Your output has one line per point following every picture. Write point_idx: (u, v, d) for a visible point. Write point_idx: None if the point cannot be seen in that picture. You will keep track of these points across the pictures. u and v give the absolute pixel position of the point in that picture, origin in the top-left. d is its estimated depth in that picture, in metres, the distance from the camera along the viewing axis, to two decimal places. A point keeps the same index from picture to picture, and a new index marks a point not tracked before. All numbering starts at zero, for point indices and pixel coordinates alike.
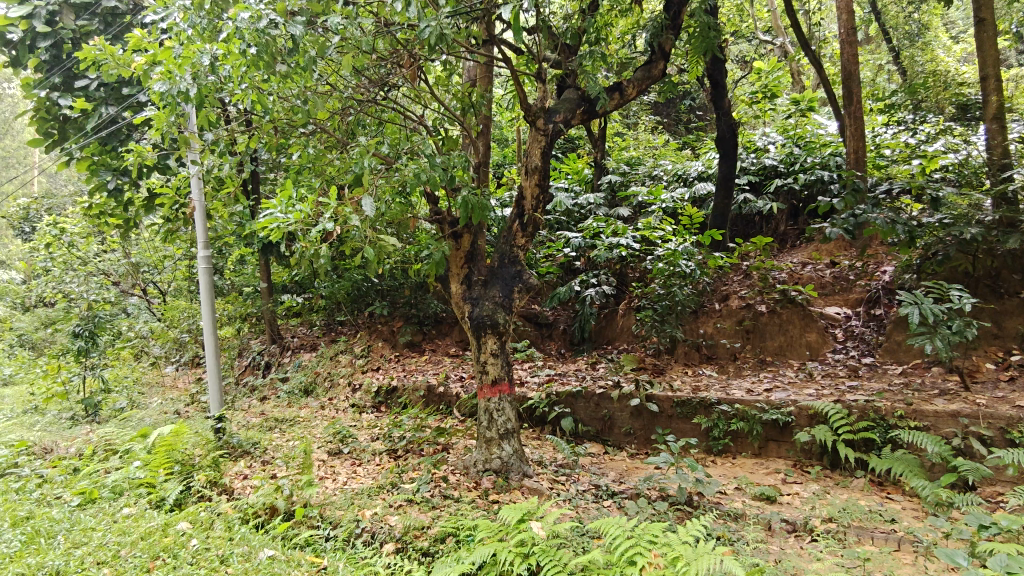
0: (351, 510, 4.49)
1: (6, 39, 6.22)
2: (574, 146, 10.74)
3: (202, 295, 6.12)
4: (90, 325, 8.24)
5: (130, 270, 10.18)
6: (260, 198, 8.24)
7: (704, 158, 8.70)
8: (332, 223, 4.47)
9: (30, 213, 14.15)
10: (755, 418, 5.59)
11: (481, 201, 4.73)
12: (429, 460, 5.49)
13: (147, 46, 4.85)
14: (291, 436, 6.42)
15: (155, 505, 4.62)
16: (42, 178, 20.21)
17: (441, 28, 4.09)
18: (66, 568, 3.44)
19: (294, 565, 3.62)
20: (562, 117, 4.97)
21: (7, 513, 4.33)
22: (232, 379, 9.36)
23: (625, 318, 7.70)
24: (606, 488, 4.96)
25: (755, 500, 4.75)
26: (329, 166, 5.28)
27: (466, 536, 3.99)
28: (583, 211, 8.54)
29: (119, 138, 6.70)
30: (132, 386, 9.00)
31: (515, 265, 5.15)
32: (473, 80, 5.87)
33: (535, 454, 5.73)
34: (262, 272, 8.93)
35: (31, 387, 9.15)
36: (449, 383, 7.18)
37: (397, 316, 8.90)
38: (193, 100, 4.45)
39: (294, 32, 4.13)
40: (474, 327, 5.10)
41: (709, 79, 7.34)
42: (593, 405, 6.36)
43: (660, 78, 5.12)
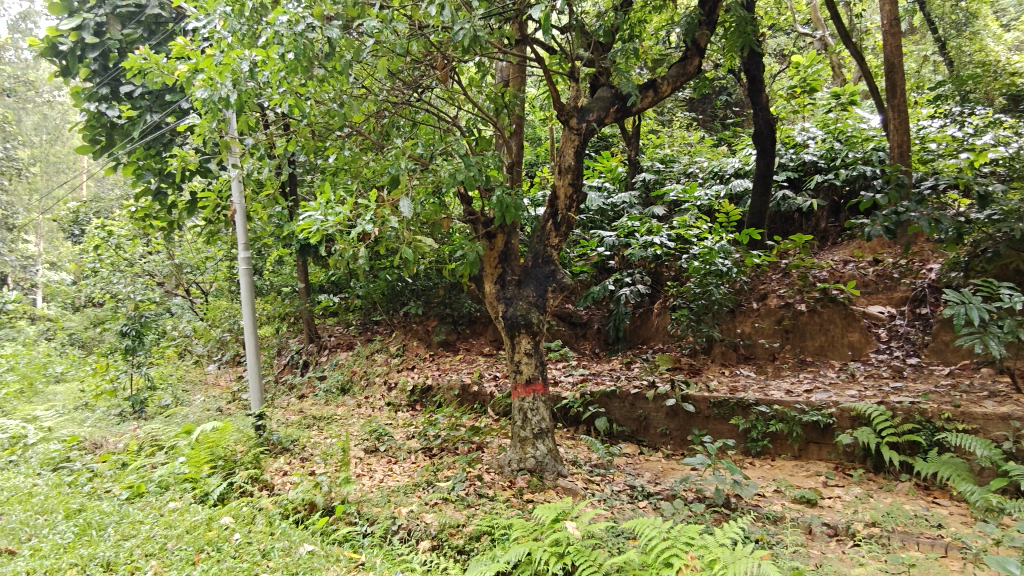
0: (387, 507, 4.56)
1: (58, 50, 6.48)
2: (607, 145, 10.66)
3: (243, 295, 6.27)
4: (136, 324, 8.53)
5: (174, 270, 10.53)
6: (298, 199, 8.40)
7: (741, 155, 8.53)
8: (369, 224, 4.55)
9: (81, 216, 14.69)
10: (795, 419, 5.48)
11: (515, 200, 4.73)
12: (463, 459, 5.53)
13: (190, 53, 4.99)
14: (329, 434, 6.54)
15: (199, 499, 4.77)
16: (91, 183, 20.91)
17: (474, 30, 4.11)
18: (116, 560, 3.58)
19: (333, 560, 3.69)
20: (595, 116, 4.92)
21: (60, 506, 4.51)
22: (271, 377, 9.56)
23: (660, 318, 7.63)
24: (642, 489, 4.92)
25: (795, 503, 4.66)
26: (365, 168, 5.37)
27: (500, 535, 4.00)
28: (617, 210, 8.45)
29: (164, 142, 6.98)
30: (177, 383, 9.28)
31: (549, 264, 5.14)
32: (506, 79, 5.87)
33: (570, 454, 5.72)
34: (300, 273, 9.10)
35: (82, 383, 9.50)
36: (483, 382, 7.21)
37: (432, 315, 8.99)
38: (233, 105, 4.58)
39: (330, 36, 4.21)
40: (508, 326, 5.11)
41: (746, 74, 7.20)
42: (628, 404, 6.31)
43: (696, 74, 5.03)
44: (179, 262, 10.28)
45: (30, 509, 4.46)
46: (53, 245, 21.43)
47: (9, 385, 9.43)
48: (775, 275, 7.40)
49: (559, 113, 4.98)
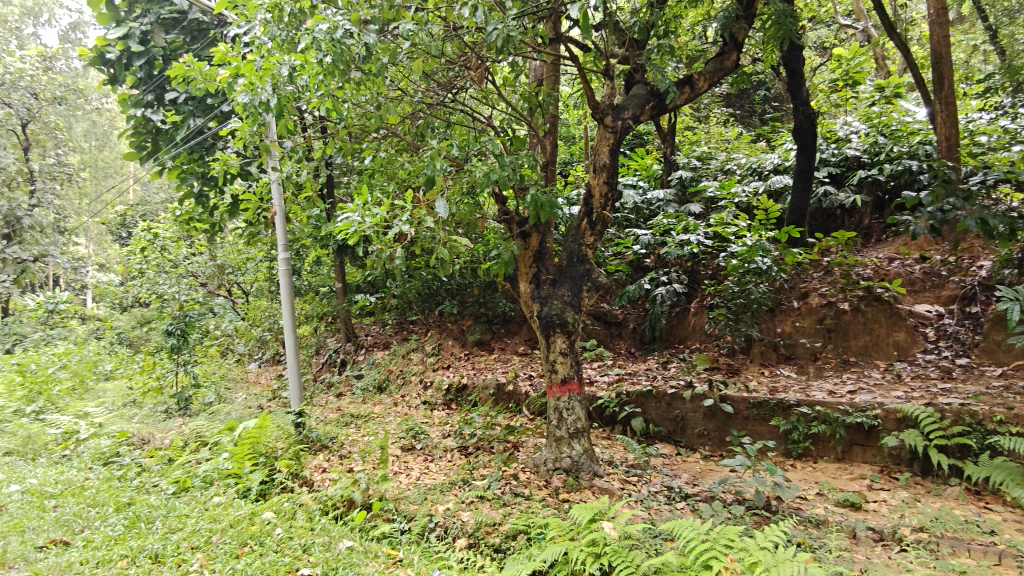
0: (424, 504, 4.60)
1: (107, 58, 6.70)
2: (642, 143, 10.55)
3: (283, 296, 6.40)
4: (181, 324, 8.77)
5: (216, 271, 10.62)
6: (336, 201, 8.52)
7: (781, 151, 8.34)
8: (406, 224, 4.61)
9: (128, 219, 15.15)
10: (838, 421, 5.35)
11: (550, 199, 4.73)
12: (499, 458, 5.55)
13: (231, 59, 5.11)
14: (366, 432, 6.63)
15: (242, 495, 4.89)
16: (137, 187, 21.51)
17: (508, 30, 4.12)
18: (164, 553, 3.71)
19: (371, 556, 3.74)
20: (631, 113, 4.87)
21: (111, 499, 4.67)
22: (310, 375, 9.73)
23: (697, 317, 7.53)
24: (680, 490, 4.87)
25: (839, 506, 4.55)
26: (401, 170, 5.42)
27: (536, 535, 4.00)
28: (652, 208, 8.36)
29: (206, 147, 7.10)
30: (220, 381, 9.52)
31: (584, 263, 5.12)
32: (539, 78, 5.85)
33: (606, 454, 5.69)
34: (337, 273, 9.23)
35: (130, 381, 9.81)
36: (519, 381, 7.21)
37: (467, 314, 9.05)
38: (273, 109, 4.70)
39: (366, 40, 4.28)
40: (543, 326, 5.11)
41: (785, 68, 7.04)
42: (664, 405, 6.24)
43: (734, 70, 4.94)
44: (221, 262, 10.66)
45: (83, 502, 4.64)
46: (102, 248, 22.25)
47: (63, 382, 9.81)
48: (817, 273, 7.22)
49: (594, 111, 4.96)
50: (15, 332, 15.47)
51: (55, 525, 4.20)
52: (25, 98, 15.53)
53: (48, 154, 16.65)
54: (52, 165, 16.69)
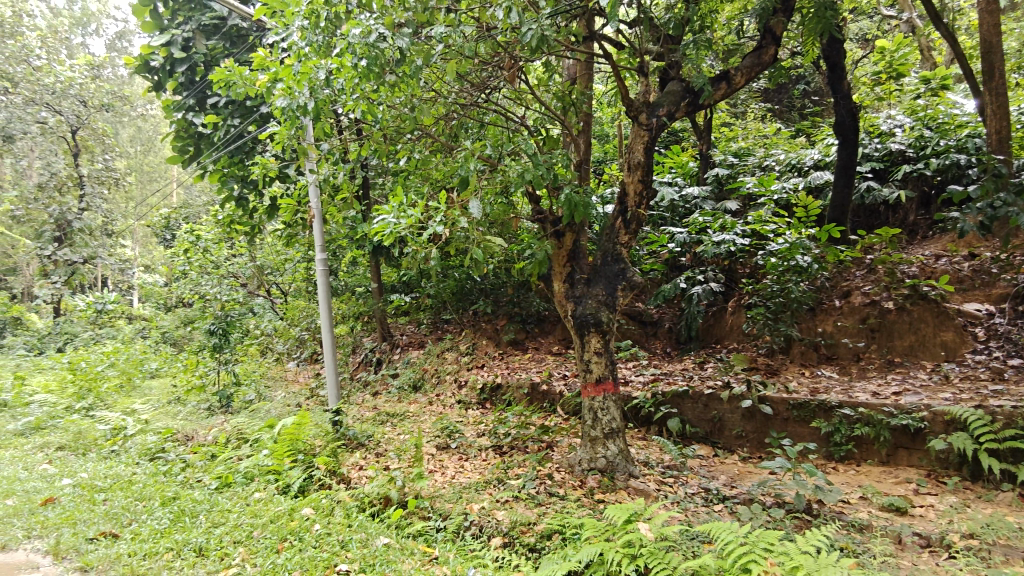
0: (460, 503, 4.63)
1: (150, 65, 6.89)
2: (678, 140, 10.43)
3: (320, 296, 6.50)
4: (223, 323, 8.99)
5: (256, 272, 10.83)
6: (372, 203, 8.62)
7: (822, 145, 8.13)
8: (440, 225, 4.65)
9: (171, 222, 15.57)
10: (882, 423, 5.20)
11: (584, 198, 4.70)
12: (534, 457, 5.55)
13: (270, 64, 5.22)
14: (402, 430, 6.70)
15: (282, 491, 4.99)
16: (180, 190, 22.09)
17: (543, 30, 4.10)
18: (207, 546, 3.81)
19: (408, 553, 3.77)
20: (666, 110, 4.83)
21: (157, 493, 4.82)
22: (347, 374, 9.88)
23: (734, 316, 7.40)
24: (718, 492, 4.80)
25: (883, 511, 4.42)
26: (435, 170, 5.47)
27: (572, 535, 3.98)
28: (688, 205, 8.25)
29: (245, 151, 7.25)
30: (259, 379, 9.74)
31: (618, 263, 5.07)
32: (573, 77, 5.83)
33: (641, 454, 5.65)
34: (373, 273, 9.34)
35: (174, 379, 10.09)
36: (553, 380, 7.19)
37: (501, 314, 9.07)
38: (310, 112, 4.80)
39: (400, 44, 4.34)
40: (577, 325, 5.10)
41: (826, 62, 6.85)
42: (701, 405, 6.16)
43: (772, 64, 4.80)
44: (260, 263, 10.86)
45: (131, 496, 4.80)
46: (147, 250, 22.96)
47: (111, 379, 10.16)
48: (860, 271, 7.04)
49: (628, 109, 4.92)
50: (66, 331, 16.11)
51: (104, 518, 4.35)
52: (75, 105, 16.22)
53: (97, 159, 17.17)
54: (100, 170, 17.28)
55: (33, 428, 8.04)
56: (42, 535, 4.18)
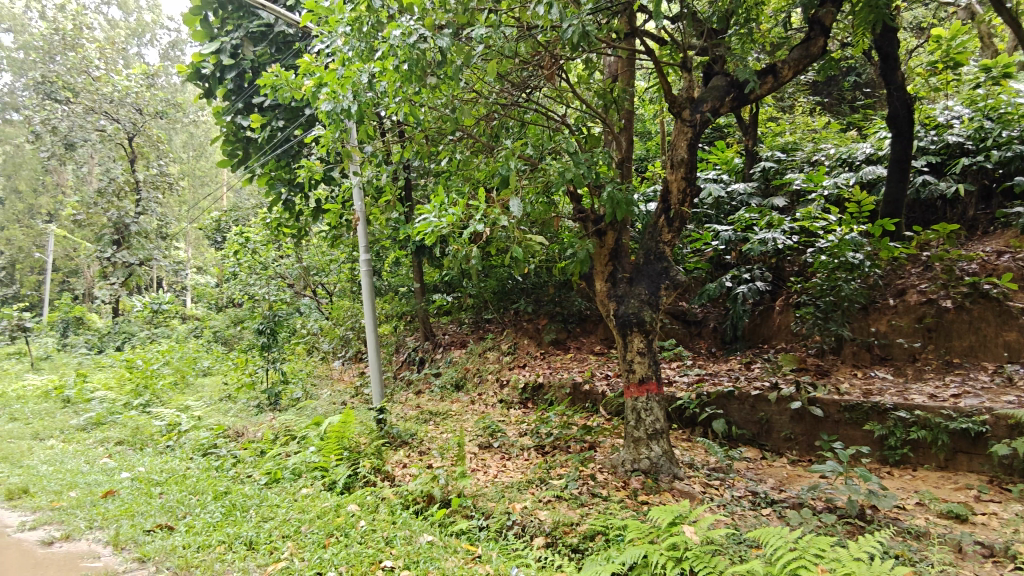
0: (502, 502, 4.64)
1: (202, 73, 7.08)
2: (722, 136, 10.22)
3: (364, 296, 6.59)
4: (271, 323, 9.22)
5: (302, 273, 10.99)
6: (414, 203, 8.70)
7: (875, 138, 7.81)
8: (480, 224, 4.67)
9: (221, 224, 16.05)
10: (940, 426, 5.00)
11: (626, 196, 4.66)
12: (576, 457, 5.52)
13: (315, 69, 5.34)
14: (445, 428, 6.76)
15: (328, 487, 5.09)
16: (229, 194, 22.74)
17: (583, 25, 4.06)
18: (258, 540, 3.92)
19: (451, 551, 3.80)
20: (710, 106, 4.73)
21: (210, 487, 4.97)
22: (390, 373, 10.03)
23: (782, 316, 7.22)
24: (766, 496, 4.70)
25: (942, 518, 4.25)
26: (477, 171, 5.50)
27: (615, 536, 3.95)
28: (734, 202, 8.07)
29: (292, 154, 7.40)
30: (306, 378, 9.98)
31: (662, 261, 4.99)
32: (614, 74, 5.77)
33: (686, 456, 5.57)
34: (415, 273, 9.43)
35: (225, 377, 10.41)
36: (595, 380, 7.14)
37: (542, 313, 9.05)
38: (354, 115, 4.90)
39: (441, 45, 4.38)
40: (620, 325, 5.05)
41: (878, 52, 6.61)
42: (748, 407, 6.03)
43: (821, 56, 4.65)
44: (306, 264, 11.00)
45: (185, 489, 4.97)
46: (199, 251, 23.74)
47: (166, 377, 10.54)
48: (916, 269, 6.78)
49: (671, 105, 4.86)
50: (124, 331, 16.77)
51: (160, 511, 4.52)
52: (131, 113, 16.75)
53: (152, 165, 17.76)
54: (155, 175, 17.90)
55: (94, 423, 8.40)
56: (103, 525, 4.37)
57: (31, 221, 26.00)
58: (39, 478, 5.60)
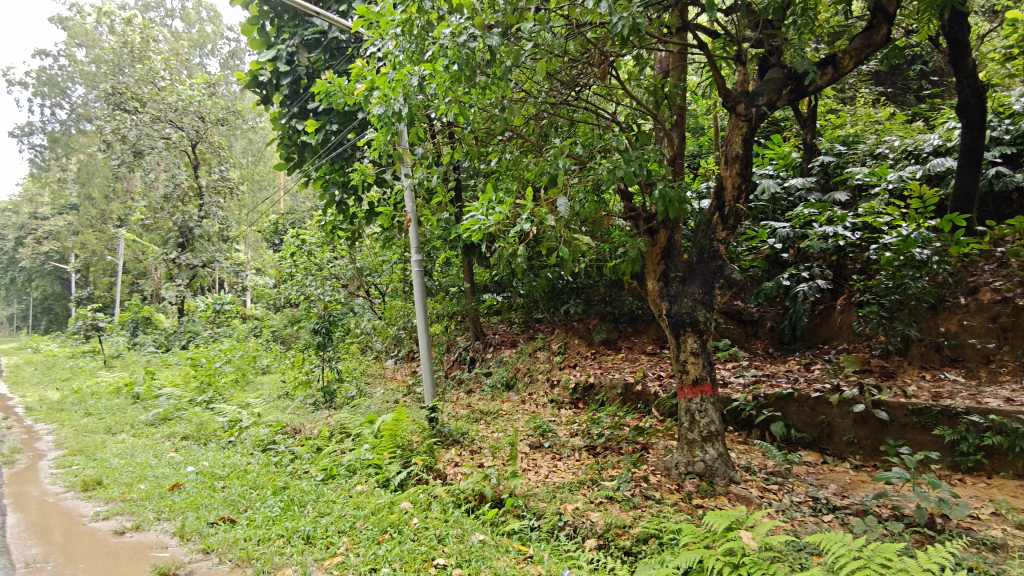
0: (554, 503, 4.62)
1: (260, 80, 7.35)
2: (779, 129, 9.90)
3: (416, 296, 6.67)
4: (326, 322, 9.47)
5: (356, 274, 10.90)
6: (464, 203, 8.77)
7: (943, 129, 7.41)
8: (529, 224, 4.67)
9: (278, 227, 16.54)
10: (1018, 432, 4.71)
11: (679, 193, 4.57)
12: (628, 459, 5.46)
13: (367, 73, 5.45)
14: (495, 428, 6.79)
15: (382, 484, 5.17)
16: (286, 197, 23.43)
17: (634, 19, 3.99)
18: (315, 535, 4.02)
19: (502, 551, 3.81)
20: (766, 99, 4.60)
21: (270, 482, 5.13)
22: (441, 372, 10.15)
23: (843, 315, 6.97)
24: (827, 502, 4.54)
25: (1021, 530, 4.01)
26: (526, 170, 5.50)
27: (669, 540, 3.88)
28: (792, 198, 7.82)
29: (346, 157, 7.55)
30: (360, 376, 10.19)
31: (716, 260, 4.88)
32: (665, 69, 5.65)
33: (742, 460, 5.44)
34: (465, 272, 9.47)
35: (283, 375, 10.74)
36: (647, 381, 7.03)
37: (593, 313, 8.98)
38: (406, 118, 5.01)
39: (490, 44, 4.39)
40: (673, 325, 4.97)
41: (947, 38, 6.28)
42: (808, 409, 5.85)
43: (885, 44, 4.43)
44: (360, 266, 10.94)
45: (246, 484, 5.13)
46: (258, 253, 24.54)
47: (227, 374, 10.94)
48: (989, 265, 6.42)
49: (725, 100, 4.75)
50: (189, 330, 17.50)
51: (223, 504, 4.68)
52: (194, 121, 17.51)
53: (214, 170, 18.46)
54: (217, 181, 18.51)
55: (162, 418, 8.79)
56: (170, 517, 4.56)
57: (103, 226, 27.33)
58: (112, 470, 5.90)
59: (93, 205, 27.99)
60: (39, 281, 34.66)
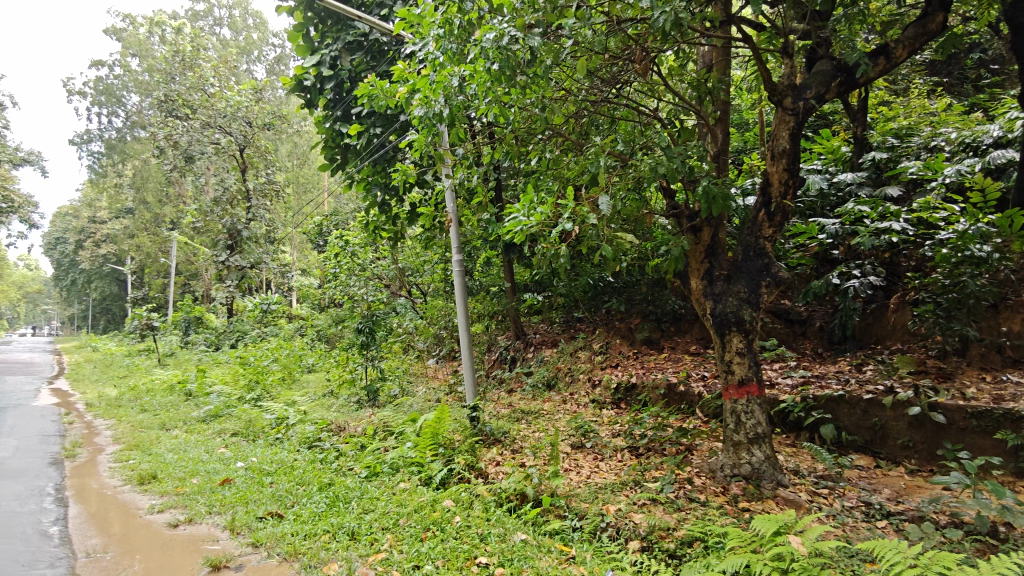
0: (596, 503, 4.59)
1: (304, 85, 7.49)
2: (828, 123, 9.61)
3: (457, 296, 6.71)
4: (369, 322, 9.61)
5: (398, 274, 11.06)
6: (505, 203, 8.78)
7: (1003, 119, 6.99)
8: (570, 223, 4.65)
9: (322, 228, 16.85)
10: None
11: (723, 190, 4.49)
12: (672, 460, 5.39)
13: (408, 76, 5.51)
14: (537, 428, 6.77)
15: (425, 482, 5.22)
16: (330, 199, 23.87)
17: (676, 14, 3.93)
18: (359, 531, 4.08)
19: (545, 551, 3.80)
20: (814, 92, 4.47)
21: (316, 478, 5.24)
22: (482, 371, 10.19)
23: (897, 314, 6.72)
24: (880, 507, 4.39)
25: None
26: (567, 169, 5.48)
27: (715, 543, 3.82)
28: (841, 193, 7.60)
29: (387, 158, 7.64)
30: (402, 375, 10.32)
31: (762, 257, 4.76)
32: (709, 64, 5.55)
33: (790, 463, 5.33)
34: (505, 272, 9.48)
35: (328, 374, 10.96)
36: (691, 381, 6.91)
37: (635, 312, 8.88)
38: (446, 119, 5.05)
39: (531, 44, 4.39)
40: (717, 324, 4.88)
41: (1008, 24, 5.43)
42: (860, 412, 5.66)
43: (941, 33, 4.24)
44: (402, 266, 11.13)
45: (293, 480, 5.25)
46: (303, 254, 25.09)
47: (275, 373, 11.21)
48: None
49: (771, 94, 4.65)
50: (238, 330, 18.02)
51: (272, 499, 4.80)
52: (242, 126, 17.94)
53: (261, 174, 18.93)
54: (264, 184, 18.98)
55: (213, 415, 9.07)
56: (221, 511, 4.70)
57: (157, 229, 28.40)
58: (166, 465, 6.11)
59: (148, 208, 29.10)
60: (98, 282, 36.17)
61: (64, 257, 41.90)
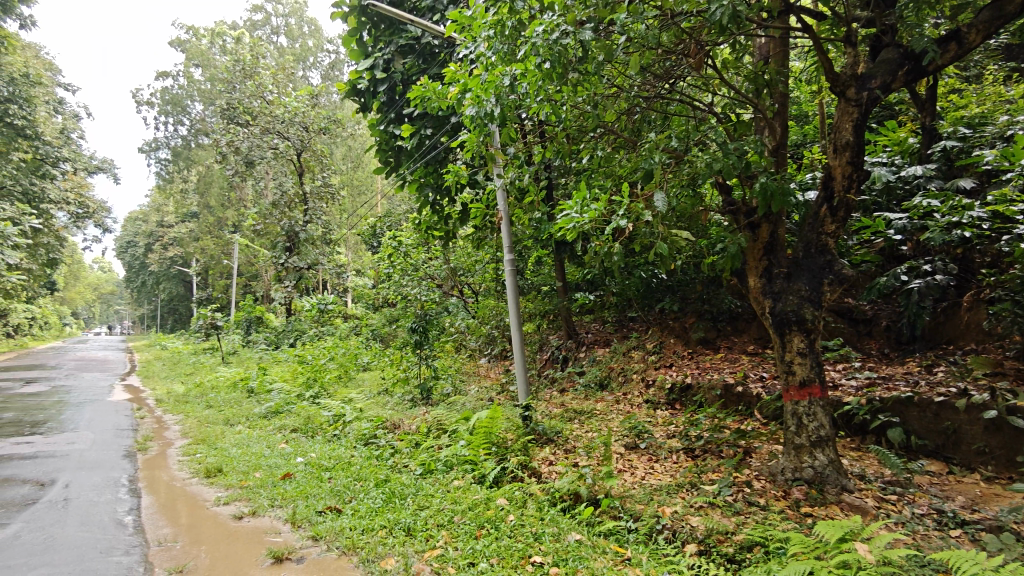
0: (651, 505, 4.53)
1: (358, 88, 7.65)
2: (894, 113, 9.20)
3: (509, 295, 6.72)
4: (422, 322, 9.74)
5: (450, 274, 11.18)
6: (556, 202, 8.76)
7: None
8: (624, 220, 4.60)
9: (376, 229, 17.15)
10: None
11: (782, 185, 4.35)
12: (729, 463, 5.28)
13: (460, 76, 5.55)
14: (590, 428, 6.73)
15: (478, 480, 5.25)
16: (384, 200, 24.30)
17: (733, 6, 3.83)
18: (416, 527, 4.15)
19: (600, 552, 3.77)
20: (879, 82, 4.30)
21: (372, 475, 5.34)
22: (534, 371, 10.19)
23: (971, 313, 6.40)
24: (954, 516, 4.18)
25: None
26: (619, 167, 5.43)
27: (776, 549, 3.70)
28: (909, 186, 7.27)
29: (439, 159, 7.72)
30: (455, 373, 10.43)
31: (824, 254, 4.61)
32: (766, 56, 5.39)
33: (855, 467, 5.14)
34: (556, 272, 9.46)
35: (383, 372, 11.16)
36: (749, 382, 6.73)
37: (690, 312, 8.70)
38: (497, 118, 5.08)
39: (582, 39, 4.35)
40: (777, 323, 4.75)
41: None
42: (930, 415, 5.41)
43: (1020, 14, 3.97)
44: (454, 266, 11.24)
45: (351, 475, 5.37)
46: (358, 255, 25.62)
47: (332, 371, 11.50)
48: None
49: (833, 84, 4.53)
50: (297, 329, 18.56)
51: (331, 494, 4.93)
52: (299, 131, 18.44)
53: (317, 177, 19.40)
54: (320, 187, 19.42)
55: (274, 411, 9.36)
56: (283, 505, 4.85)
57: (221, 233, 29.50)
58: (231, 459, 6.35)
59: (212, 212, 30.25)
60: (166, 284, 37.89)
61: (135, 258, 44.01)
